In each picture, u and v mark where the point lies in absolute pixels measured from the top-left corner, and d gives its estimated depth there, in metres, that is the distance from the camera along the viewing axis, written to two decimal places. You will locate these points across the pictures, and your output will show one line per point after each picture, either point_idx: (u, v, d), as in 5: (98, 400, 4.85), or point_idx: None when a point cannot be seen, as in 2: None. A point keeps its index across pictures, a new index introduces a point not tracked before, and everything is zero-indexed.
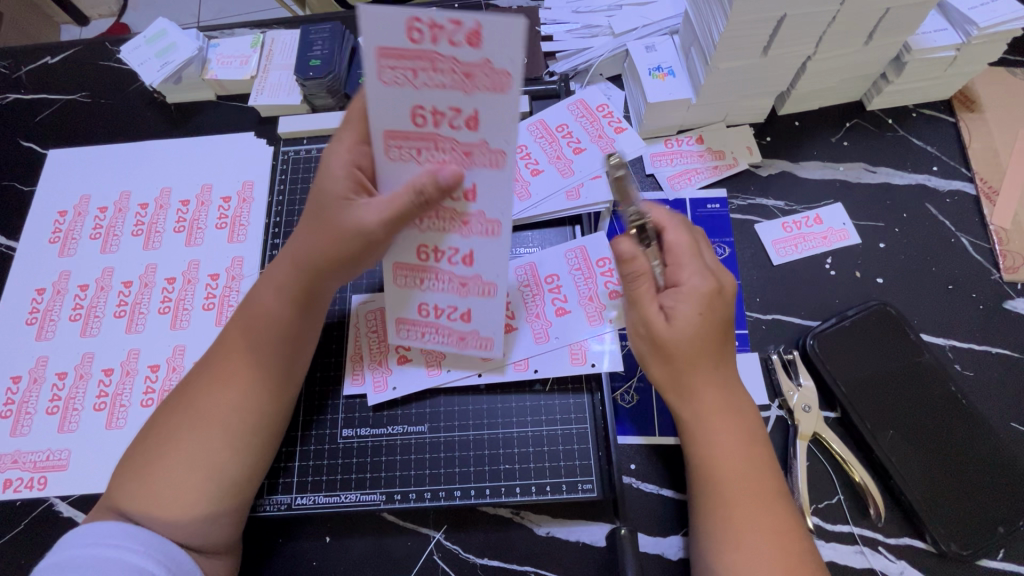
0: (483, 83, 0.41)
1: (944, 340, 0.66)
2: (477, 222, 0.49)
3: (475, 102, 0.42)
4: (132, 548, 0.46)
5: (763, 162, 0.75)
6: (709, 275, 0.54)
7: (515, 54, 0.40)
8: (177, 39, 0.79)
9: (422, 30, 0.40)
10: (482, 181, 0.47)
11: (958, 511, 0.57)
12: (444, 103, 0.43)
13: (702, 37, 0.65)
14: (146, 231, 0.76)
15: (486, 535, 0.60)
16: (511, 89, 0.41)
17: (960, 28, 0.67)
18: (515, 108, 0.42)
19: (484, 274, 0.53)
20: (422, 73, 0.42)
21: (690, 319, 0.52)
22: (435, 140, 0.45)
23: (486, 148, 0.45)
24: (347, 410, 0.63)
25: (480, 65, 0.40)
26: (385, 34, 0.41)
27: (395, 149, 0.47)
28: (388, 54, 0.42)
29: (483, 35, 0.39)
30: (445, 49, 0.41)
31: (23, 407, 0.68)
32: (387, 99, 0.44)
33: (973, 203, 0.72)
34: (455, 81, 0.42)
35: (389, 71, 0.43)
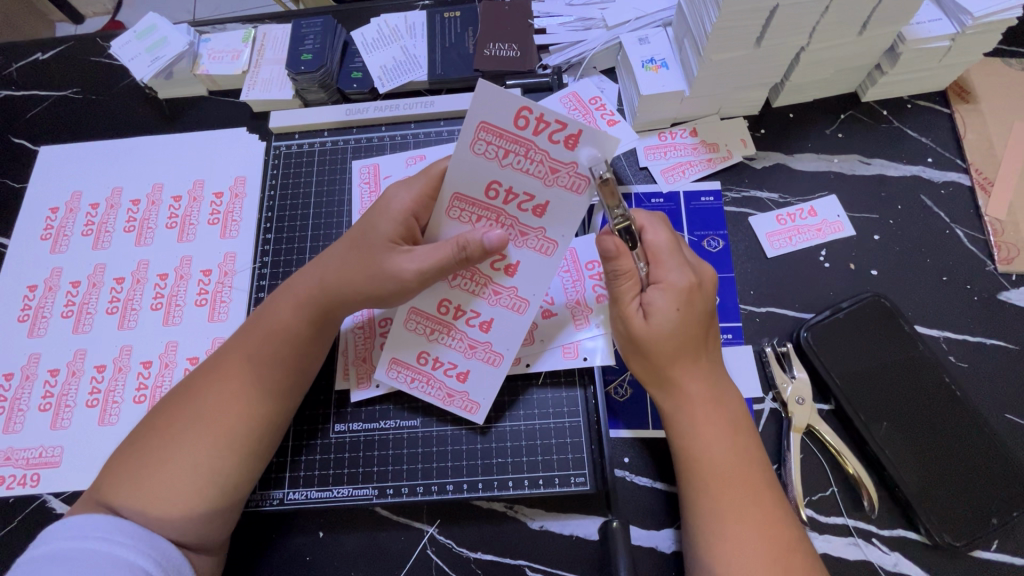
0: (561, 181, 0.50)
1: (938, 332, 0.66)
2: (507, 296, 0.57)
3: (548, 192, 0.51)
4: (120, 542, 0.45)
5: (757, 155, 0.75)
6: (687, 270, 0.53)
7: (597, 167, 0.49)
8: (167, 34, 0.78)
9: (528, 120, 0.47)
10: (526, 259, 0.55)
11: (951, 502, 0.57)
12: (521, 187, 0.51)
13: (694, 29, 0.65)
14: (138, 227, 0.76)
15: (478, 529, 0.59)
16: (582, 192, 0.51)
17: (955, 18, 0.67)
18: (580, 210, 0.52)
19: (496, 342, 0.59)
20: (513, 155, 0.49)
21: (667, 315, 0.51)
22: (497, 214, 0.53)
23: (541, 234, 0.54)
24: (340, 404, 0.63)
25: (566, 166, 0.49)
26: (494, 114, 0.47)
27: (459, 209, 0.53)
28: (489, 130, 0.48)
29: (581, 140, 0.47)
30: (541, 145, 0.48)
31: (16, 404, 0.68)
32: (473, 166, 0.51)
33: (968, 195, 0.72)
34: (540, 172, 0.50)
35: (483, 144, 0.49)
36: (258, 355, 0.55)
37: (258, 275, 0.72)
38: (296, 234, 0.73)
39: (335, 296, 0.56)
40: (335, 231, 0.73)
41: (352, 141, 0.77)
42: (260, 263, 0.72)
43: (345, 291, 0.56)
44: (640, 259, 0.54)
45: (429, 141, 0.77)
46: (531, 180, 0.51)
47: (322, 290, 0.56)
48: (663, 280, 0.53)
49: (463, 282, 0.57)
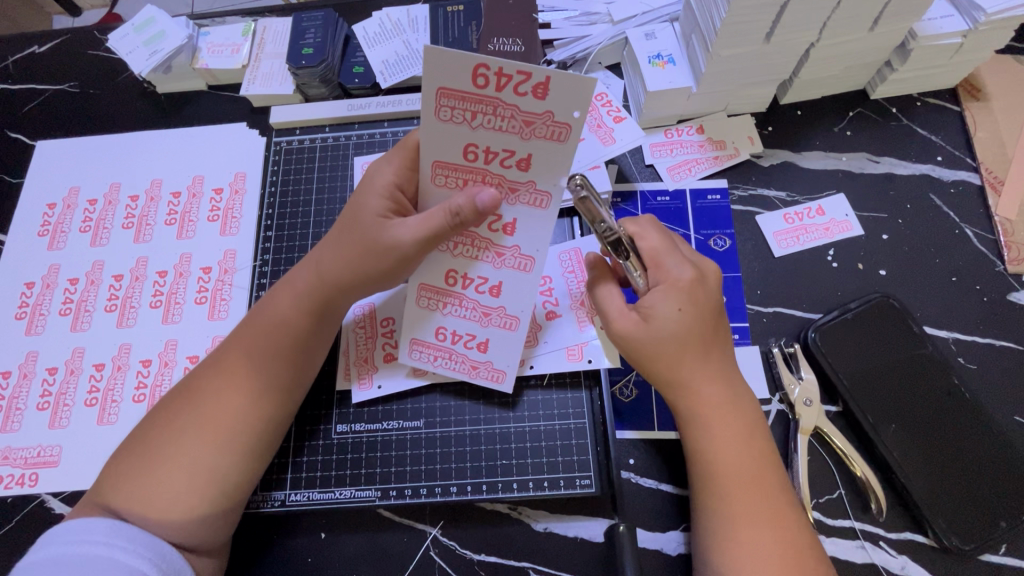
0: (539, 132, 0.46)
1: (947, 333, 0.65)
2: (511, 256, 0.54)
3: (529, 146, 0.47)
4: (120, 546, 0.44)
5: (765, 152, 0.74)
6: (688, 265, 0.52)
7: (574, 111, 0.44)
8: (166, 27, 0.77)
9: (488, 77, 0.44)
10: (522, 216, 0.52)
11: (961, 505, 0.56)
12: (499, 145, 0.47)
13: (703, 23, 0.64)
14: (136, 223, 0.75)
15: (482, 531, 0.59)
16: (566, 139, 0.46)
17: (967, 14, 0.66)
18: (567, 157, 0.47)
19: (509, 305, 0.57)
20: (482, 116, 0.46)
21: (669, 318, 0.51)
22: (483, 175, 0.50)
23: (532, 189, 0.50)
24: (341, 405, 0.62)
25: (541, 116, 0.45)
26: (449, 78, 0.44)
27: (444, 176, 0.51)
28: (450, 94, 0.45)
29: (549, 87, 0.43)
30: (508, 100, 0.45)
31: (13, 403, 0.67)
32: (443, 133, 0.48)
33: (978, 194, 0.71)
34: (514, 127, 0.46)
35: (448, 110, 0.46)
36: (261, 354, 0.54)
37: (259, 273, 0.71)
38: (297, 232, 0.72)
39: (338, 294, 0.55)
40: None
41: (354, 137, 0.76)
42: (261, 260, 0.71)
43: (349, 288, 0.55)
44: (635, 269, 0.53)
45: None
46: (507, 137, 0.47)
47: (324, 288, 0.56)
48: (665, 280, 0.52)
49: (464, 249, 0.54)
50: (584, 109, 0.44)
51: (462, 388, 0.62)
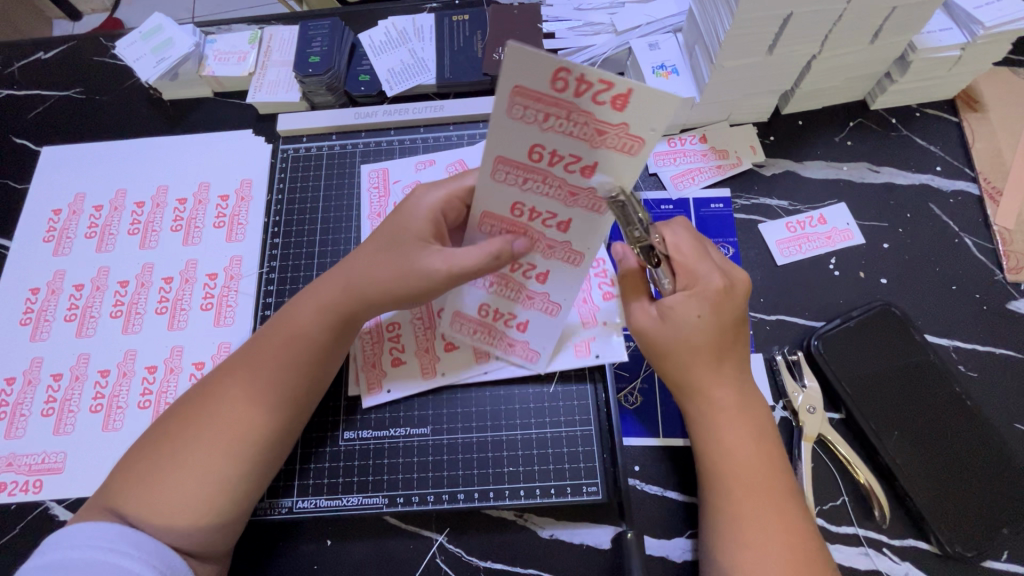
0: (582, 204, 0.46)
1: (948, 341, 0.66)
2: (540, 301, 0.56)
3: (571, 212, 0.47)
4: (128, 552, 0.45)
5: (767, 162, 0.75)
6: (718, 274, 0.53)
7: (624, 183, 0.44)
8: (173, 35, 0.77)
9: (569, 81, 0.37)
10: (556, 270, 0.53)
11: (963, 512, 0.57)
12: (544, 208, 0.47)
13: (706, 35, 0.65)
14: (142, 230, 0.75)
15: (489, 538, 0.59)
16: (606, 214, 0.46)
17: (965, 27, 0.67)
18: (607, 227, 0.47)
19: (533, 342, 0.60)
20: (532, 182, 0.45)
21: (688, 321, 0.52)
22: (526, 231, 0.50)
23: (567, 247, 0.50)
24: (349, 412, 0.62)
25: (614, 131, 0.40)
26: (526, 76, 0.38)
27: (489, 226, 0.51)
28: (524, 95, 0.39)
29: (598, 170, 0.43)
30: (584, 111, 0.39)
31: (18, 409, 0.67)
32: (510, 131, 0.42)
33: (976, 203, 0.72)
34: (559, 197, 0.46)
35: (520, 108, 0.40)
36: (270, 360, 0.54)
37: (265, 280, 0.71)
38: (304, 239, 0.72)
39: (347, 302, 0.56)
40: (344, 236, 0.72)
41: (360, 144, 0.76)
42: (267, 267, 0.71)
43: (358, 296, 0.55)
44: (665, 276, 0.54)
45: (438, 146, 0.76)
46: (551, 202, 0.46)
47: (333, 296, 0.56)
48: (691, 286, 0.52)
49: (500, 288, 0.56)
50: (662, 127, 0.39)
51: (470, 393, 0.62)
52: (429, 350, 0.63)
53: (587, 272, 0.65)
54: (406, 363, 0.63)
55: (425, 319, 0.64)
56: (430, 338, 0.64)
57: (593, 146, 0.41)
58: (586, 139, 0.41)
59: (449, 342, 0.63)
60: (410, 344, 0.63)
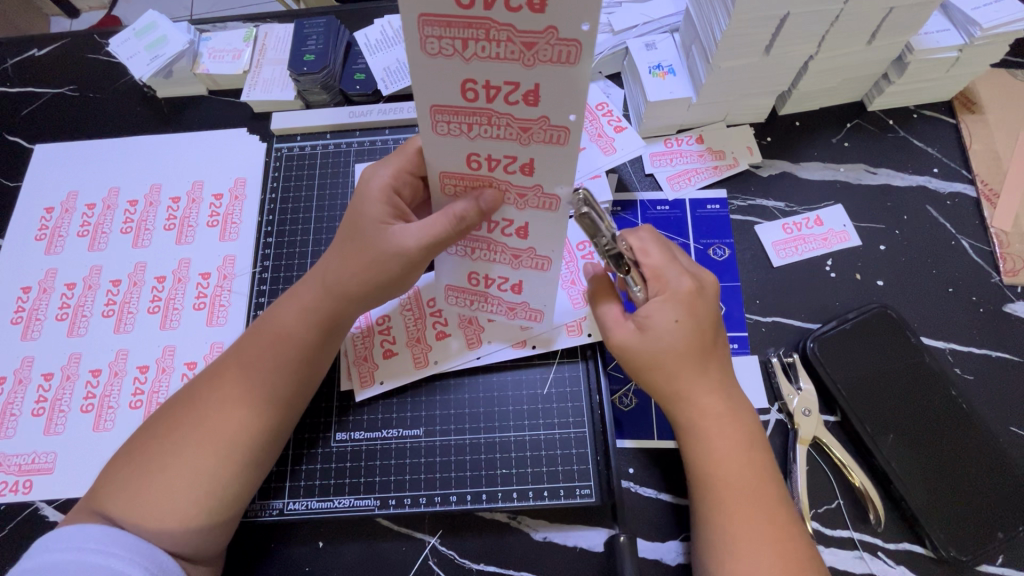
0: (538, 137, 0.43)
1: (944, 343, 0.65)
2: (526, 258, 0.54)
3: (530, 151, 0.44)
4: (116, 554, 0.44)
5: (764, 163, 0.74)
6: (687, 277, 0.53)
7: (572, 111, 0.40)
8: (167, 32, 0.77)
9: (477, 91, 0.41)
10: (534, 219, 0.50)
11: (958, 516, 0.56)
12: (500, 152, 0.45)
13: (703, 35, 0.64)
14: (135, 228, 0.75)
15: (482, 540, 0.59)
16: (567, 142, 0.43)
17: (963, 29, 0.67)
18: (572, 160, 0.44)
19: (531, 301, 0.59)
20: (478, 127, 0.44)
21: (667, 328, 0.51)
22: (490, 181, 0.48)
23: (540, 192, 0.48)
24: (342, 413, 0.62)
25: (543, 36, 0.36)
26: (439, 95, 0.42)
27: (453, 185, 0.50)
28: (433, 23, 0.37)
29: (542, 94, 0.40)
30: (500, 110, 0.42)
31: (8, 409, 0.66)
32: (445, 146, 0.46)
33: (973, 205, 0.72)
34: (511, 135, 0.43)
35: (435, 41, 0.38)
36: (261, 361, 0.54)
37: (259, 279, 0.71)
38: (298, 238, 0.72)
39: (339, 302, 0.55)
40: (338, 235, 0.72)
41: (355, 144, 0.76)
42: (261, 267, 0.71)
43: (350, 296, 0.55)
44: (635, 282, 0.54)
45: None
46: (506, 143, 0.44)
47: (325, 296, 0.55)
48: (663, 291, 0.52)
49: (482, 253, 0.55)
50: (594, 17, 0.35)
51: (463, 380, 0.63)
52: (420, 340, 0.64)
53: (574, 257, 0.67)
54: (397, 355, 0.63)
55: (414, 311, 0.65)
56: (420, 329, 0.64)
57: (527, 69, 0.39)
58: (517, 60, 0.38)
59: (439, 330, 0.64)
60: (401, 336, 0.64)
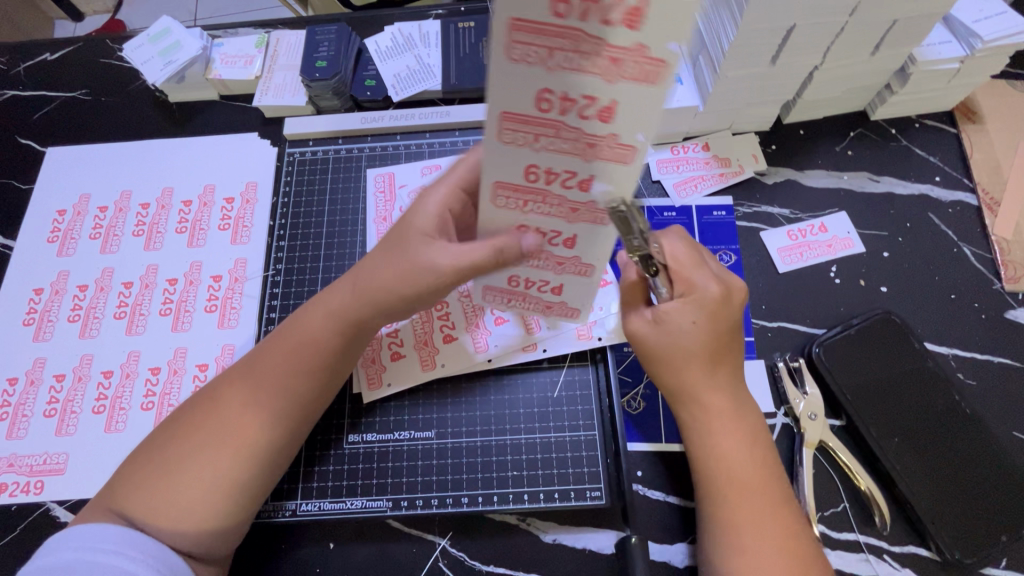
0: (604, 154, 0.41)
1: (947, 349, 0.66)
2: (571, 264, 0.52)
3: (575, 228, 0.48)
4: (128, 555, 0.45)
5: (769, 170, 0.76)
6: (715, 282, 0.53)
7: (647, 132, 0.39)
8: (181, 38, 0.78)
9: (552, 101, 0.38)
10: (585, 233, 0.48)
11: (962, 520, 0.57)
12: (548, 227, 0.48)
13: (711, 45, 0.65)
14: (147, 231, 0.75)
15: (492, 542, 0.59)
16: (632, 161, 0.41)
17: (964, 40, 0.68)
18: (634, 179, 0.42)
19: (570, 301, 0.58)
20: (544, 138, 0.40)
21: (685, 328, 0.52)
22: (544, 195, 0.45)
23: (594, 208, 0.46)
24: (353, 415, 0.62)
25: (605, 140, 0.40)
26: (511, 100, 0.38)
27: (504, 196, 0.46)
28: (512, 119, 0.39)
29: (618, 110, 0.38)
30: (572, 123, 0.39)
31: (20, 410, 0.67)
32: (503, 156, 0.42)
33: (975, 214, 0.73)
34: (577, 149, 0.41)
35: (510, 132, 0.41)
36: (276, 363, 0.54)
37: (271, 282, 0.71)
38: (309, 243, 0.73)
39: (354, 305, 0.56)
40: (349, 240, 0.73)
41: (366, 149, 0.77)
42: (273, 271, 0.72)
43: (366, 298, 0.56)
44: (662, 284, 0.54)
45: (443, 151, 0.77)
46: (569, 159, 0.42)
47: (341, 298, 0.56)
48: (688, 293, 0.52)
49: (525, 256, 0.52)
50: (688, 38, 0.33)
51: (471, 382, 0.64)
52: (428, 343, 0.64)
53: None
54: (405, 357, 0.64)
55: (422, 314, 0.65)
56: (428, 331, 0.65)
57: (586, 164, 0.42)
58: (601, 73, 0.36)
59: (448, 334, 0.65)
60: (409, 339, 0.64)
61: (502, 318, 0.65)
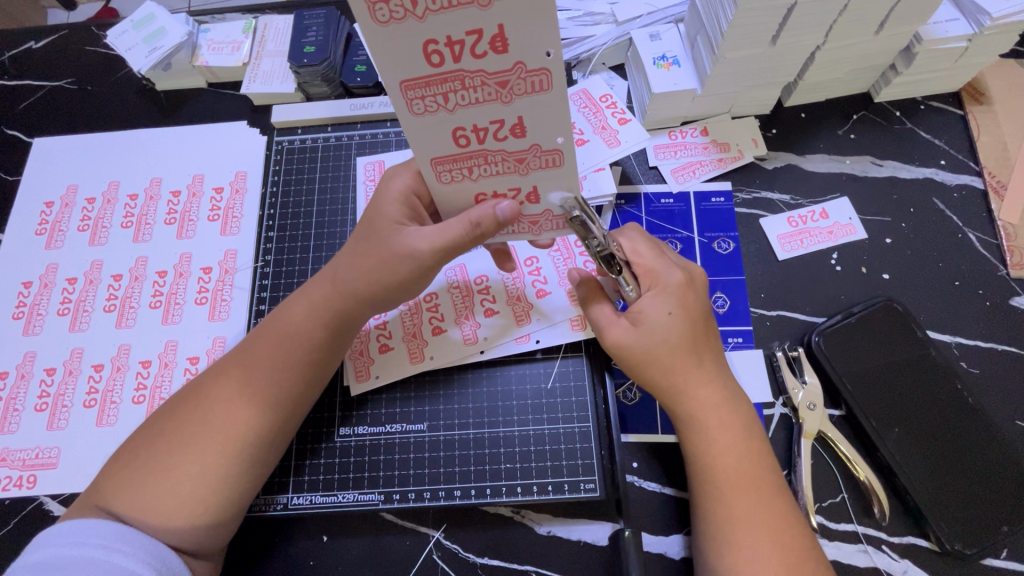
0: (519, 89, 0.39)
1: (950, 337, 0.65)
2: (545, 220, 0.52)
3: (531, 179, 0.47)
4: (120, 551, 0.44)
5: (769, 155, 0.74)
6: (676, 269, 0.53)
7: (548, 49, 0.36)
8: (165, 23, 0.76)
9: (442, 51, 0.37)
10: (542, 180, 0.47)
11: (963, 510, 0.56)
12: (504, 186, 0.48)
13: (709, 25, 0.63)
14: (136, 222, 0.74)
15: (486, 535, 0.59)
16: (551, 86, 0.39)
17: (972, 18, 0.66)
18: (562, 103, 0.40)
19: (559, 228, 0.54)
20: (454, 94, 0.40)
21: (660, 321, 0.51)
22: (483, 156, 0.45)
23: (539, 150, 0.44)
24: (345, 408, 0.61)
25: (513, 72, 0.38)
26: (404, 67, 0.38)
27: (448, 170, 0.46)
28: (414, 85, 0.39)
29: (509, 37, 0.36)
30: (471, 67, 0.38)
31: (11, 404, 0.66)
32: (426, 128, 0.42)
33: (981, 198, 0.71)
34: (491, 94, 0.40)
35: (419, 101, 0.40)
36: (264, 357, 0.53)
37: (260, 274, 0.70)
38: (299, 233, 0.72)
39: (342, 295, 0.55)
40: (339, 230, 0.72)
41: (357, 137, 0.75)
42: (262, 261, 0.71)
43: (352, 289, 0.54)
44: (628, 282, 0.53)
45: None
46: (489, 107, 0.41)
47: (330, 290, 0.55)
48: (654, 285, 0.52)
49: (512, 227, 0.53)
50: None
51: (465, 374, 0.63)
52: (417, 335, 0.63)
53: (571, 253, 0.67)
54: (394, 350, 0.63)
55: (412, 306, 0.64)
56: (417, 324, 0.64)
57: (507, 105, 0.40)
58: (472, 2, 0.34)
59: (437, 326, 0.64)
60: (399, 332, 0.63)
61: (492, 309, 0.64)
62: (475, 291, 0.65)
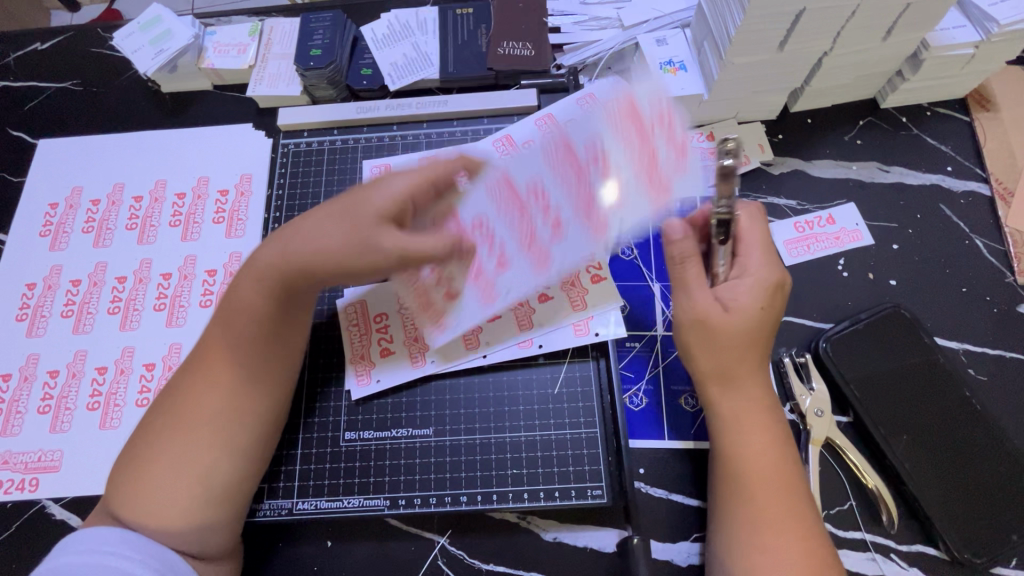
0: None
1: (957, 344, 0.65)
2: (477, 233, 0.60)
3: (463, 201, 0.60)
4: (127, 556, 0.44)
5: (775, 160, 0.74)
6: (776, 268, 0.54)
7: None
8: (172, 26, 0.76)
9: None
10: (477, 200, 0.61)
11: (972, 518, 0.56)
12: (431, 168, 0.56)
13: (717, 30, 0.63)
14: (140, 224, 0.74)
15: (492, 541, 0.58)
16: None
17: (979, 25, 0.66)
18: None
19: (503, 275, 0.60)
20: None
21: (751, 311, 0.52)
22: None
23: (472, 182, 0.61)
24: (350, 413, 0.61)
25: None
26: None
27: None
28: None
29: None
30: None
31: (14, 406, 0.66)
32: None
33: (987, 204, 0.71)
34: None
35: None
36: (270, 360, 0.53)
37: None
38: None
39: None
40: None
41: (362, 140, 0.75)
42: None
43: None
44: (721, 260, 0.55)
45: (441, 143, 0.74)
46: None
47: None
48: (749, 274, 0.53)
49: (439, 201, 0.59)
50: None
51: (469, 379, 0.62)
52: (418, 340, 0.63)
53: (572, 240, 0.61)
54: (396, 354, 0.62)
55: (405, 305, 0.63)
56: (416, 326, 0.63)
57: None
58: None
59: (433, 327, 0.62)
60: (399, 335, 0.63)
61: (507, 279, 0.60)
62: (487, 255, 0.60)
